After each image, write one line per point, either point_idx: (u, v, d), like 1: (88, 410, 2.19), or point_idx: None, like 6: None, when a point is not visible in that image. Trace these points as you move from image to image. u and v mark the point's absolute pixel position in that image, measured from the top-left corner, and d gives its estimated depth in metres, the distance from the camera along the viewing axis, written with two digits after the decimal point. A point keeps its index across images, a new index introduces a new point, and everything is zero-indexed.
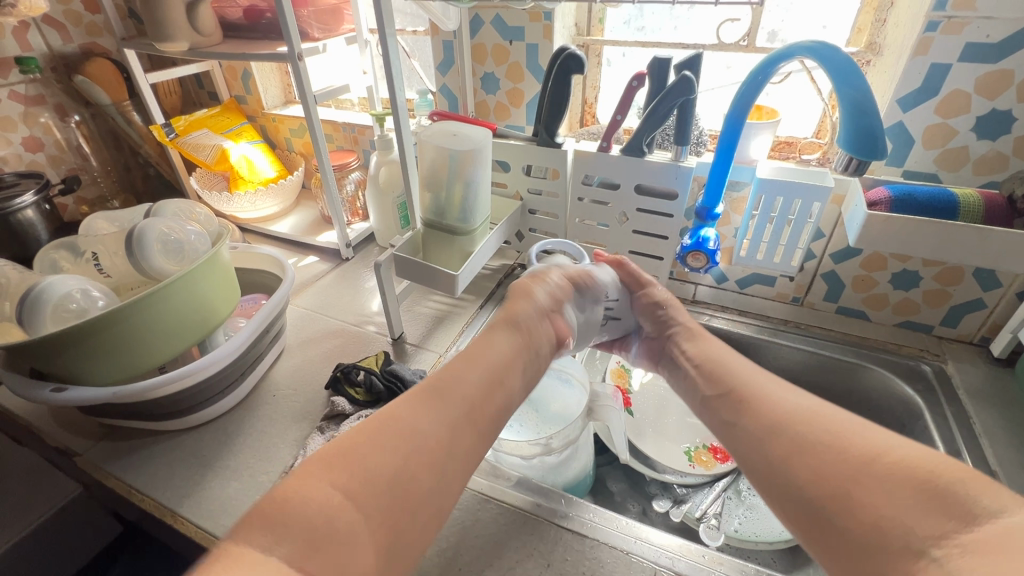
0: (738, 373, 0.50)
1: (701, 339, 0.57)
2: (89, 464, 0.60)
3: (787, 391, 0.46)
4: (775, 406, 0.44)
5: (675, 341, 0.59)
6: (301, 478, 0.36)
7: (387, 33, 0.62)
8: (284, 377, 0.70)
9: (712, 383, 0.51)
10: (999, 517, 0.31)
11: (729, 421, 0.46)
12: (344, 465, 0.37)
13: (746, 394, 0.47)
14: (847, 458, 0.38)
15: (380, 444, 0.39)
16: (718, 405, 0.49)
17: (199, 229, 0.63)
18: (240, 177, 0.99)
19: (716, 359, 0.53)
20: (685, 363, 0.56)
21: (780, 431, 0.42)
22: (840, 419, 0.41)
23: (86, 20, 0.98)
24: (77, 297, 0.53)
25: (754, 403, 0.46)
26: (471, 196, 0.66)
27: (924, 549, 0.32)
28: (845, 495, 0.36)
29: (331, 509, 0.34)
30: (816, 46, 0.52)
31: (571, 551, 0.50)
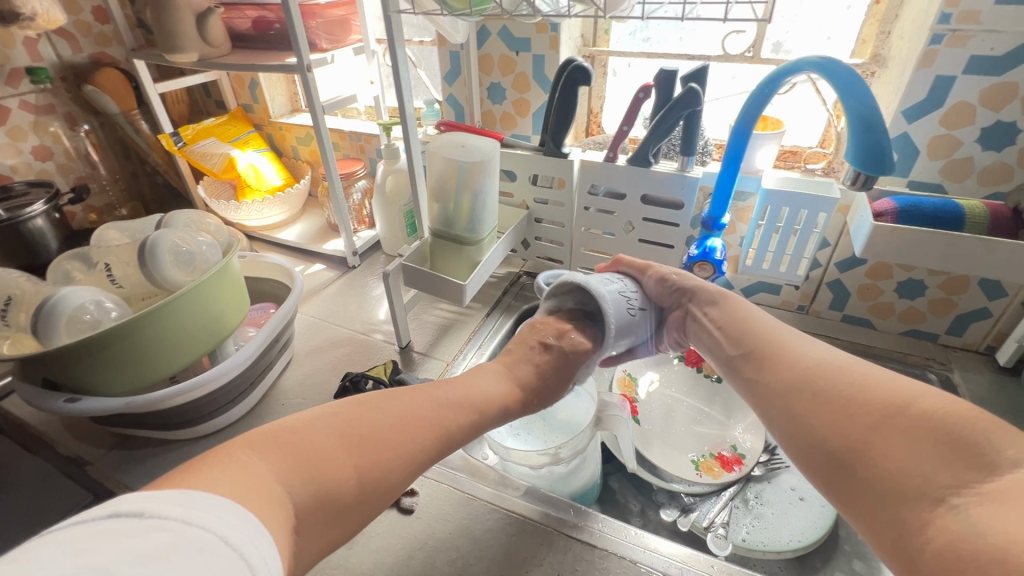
0: (764, 334, 0.50)
1: (724, 301, 0.57)
2: (101, 474, 0.61)
3: (816, 347, 0.46)
4: (798, 362, 0.45)
5: (694, 309, 0.59)
6: (319, 434, 0.36)
7: (397, 45, 0.63)
8: (293, 386, 0.71)
9: (737, 344, 0.51)
10: (1022, 468, 0.30)
11: (754, 378, 0.48)
12: (355, 435, 0.37)
13: (771, 352, 0.48)
14: (870, 407, 0.37)
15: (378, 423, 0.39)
16: (744, 365, 0.49)
17: (211, 241, 0.64)
18: (248, 186, 1.00)
19: (739, 322, 0.53)
20: (708, 326, 0.56)
21: (803, 386, 0.43)
22: (866, 370, 0.41)
23: (95, 30, 1.00)
24: (91, 308, 0.54)
25: (778, 358, 0.47)
26: (479, 206, 0.67)
27: (943, 497, 0.32)
28: (865, 445, 0.36)
29: (339, 478, 0.34)
30: (822, 62, 0.53)
31: (580, 561, 0.51)
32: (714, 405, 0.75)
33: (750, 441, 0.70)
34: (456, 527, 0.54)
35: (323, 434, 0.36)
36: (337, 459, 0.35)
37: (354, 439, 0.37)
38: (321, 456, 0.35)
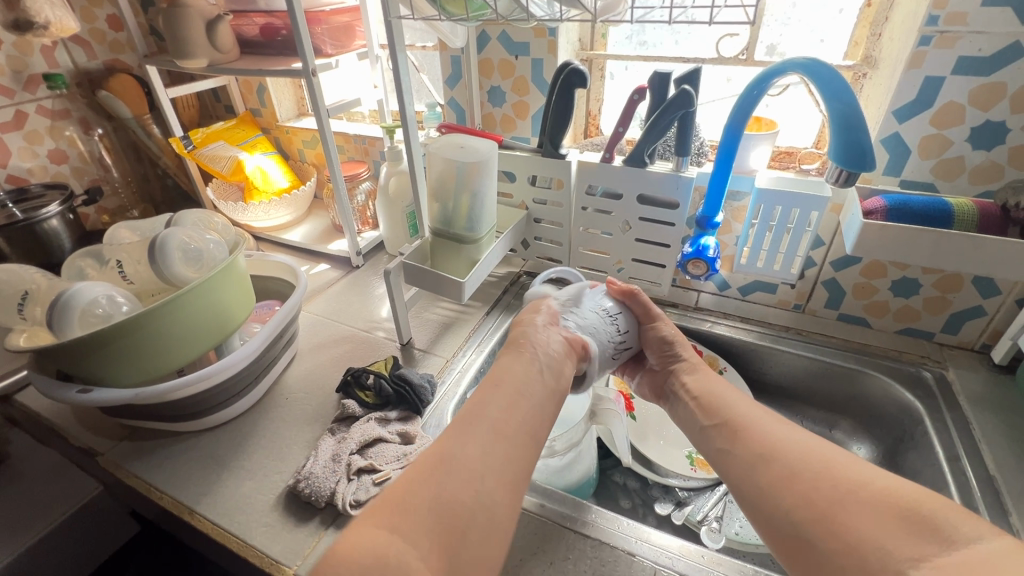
0: (733, 406, 0.53)
1: (702, 371, 0.60)
2: (110, 463, 0.62)
3: (782, 425, 0.49)
4: (764, 438, 0.47)
5: (676, 377, 0.61)
6: (373, 518, 0.38)
7: (398, 49, 0.65)
8: (296, 381, 0.73)
9: (709, 414, 0.54)
10: (975, 543, 0.34)
11: (723, 449, 0.50)
12: (392, 504, 0.39)
13: (739, 424, 0.50)
14: (835, 484, 0.40)
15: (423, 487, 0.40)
16: (714, 436, 0.52)
17: (218, 238, 0.66)
18: (255, 187, 1.02)
19: (713, 392, 0.56)
20: (686, 397, 0.58)
21: (772, 460, 0.45)
22: (827, 452, 0.44)
23: (109, 37, 1.03)
24: (103, 303, 0.56)
25: (747, 433, 0.49)
26: (477, 205, 0.68)
27: (903, 569, 0.34)
28: (831, 519, 0.39)
29: (387, 543, 0.36)
30: (808, 63, 0.54)
31: (573, 550, 0.52)
32: None
33: None
34: None
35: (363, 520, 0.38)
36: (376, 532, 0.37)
37: (401, 513, 0.38)
38: (363, 551, 0.35)
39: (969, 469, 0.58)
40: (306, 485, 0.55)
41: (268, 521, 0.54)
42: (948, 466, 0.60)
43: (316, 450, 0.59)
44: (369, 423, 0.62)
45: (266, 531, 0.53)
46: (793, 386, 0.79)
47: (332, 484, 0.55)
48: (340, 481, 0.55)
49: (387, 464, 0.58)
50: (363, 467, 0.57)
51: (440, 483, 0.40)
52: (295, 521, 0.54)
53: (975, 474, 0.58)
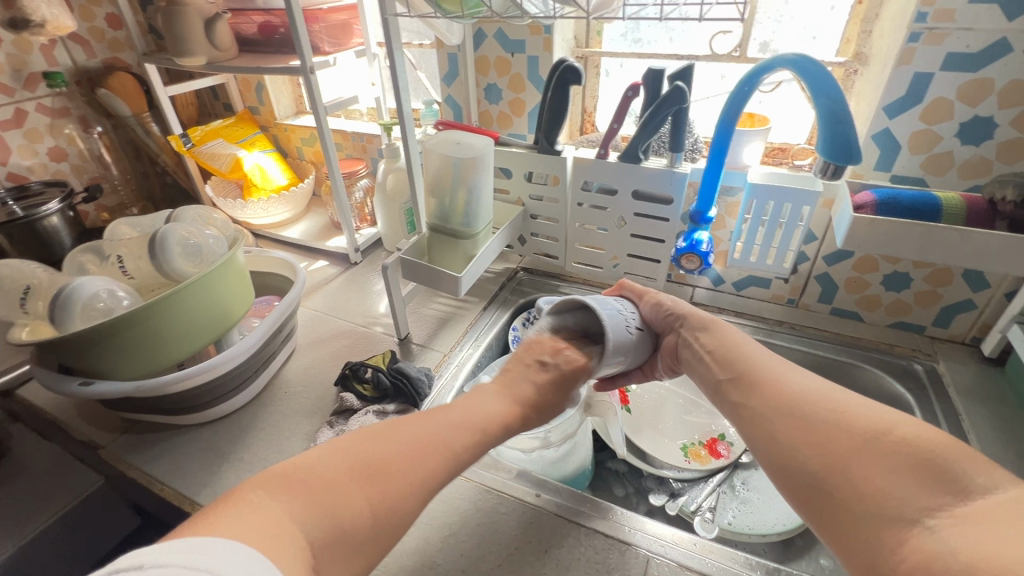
0: (749, 357, 0.50)
1: (712, 324, 0.57)
2: (111, 456, 0.63)
3: (797, 374, 0.46)
4: (782, 391, 0.45)
5: (688, 333, 0.58)
6: (342, 465, 0.37)
7: (394, 46, 0.65)
8: (295, 375, 0.73)
9: (725, 367, 0.51)
10: (992, 493, 0.32)
11: (741, 404, 0.47)
12: (374, 471, 0.38)
13: (758, 378, 0.48)
14: (852, 433, 0.38)
15: (394, 446, 0.40)
16: (731, 390, 0.49)
17: (217, 234, 0.67)
18: (254, 185, 1.03)
19: (732, 345, 0.53)
20: (700, 354, 0.55)
21: (788, 412, 0.43)
22: (844, 400, 0.42)
23: (108, 36, 1.04)
24: (104, 297, 0.57)
25: (766, 386, 0.46)
26: (474, 201, 0.69)
27: (918, 518, 0.33)
28: (844, 468, 0.37)
29: (355, 513, 0.35)
30: (796, 59, 0.55)
31: (567, 539, 0.53)
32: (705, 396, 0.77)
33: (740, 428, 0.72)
34: (450, 507, 0.56)
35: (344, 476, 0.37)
36: (350, 494, 0.36)
37: (369, 471, 0.38)
38: (336, 505, 0.35)
39: None
40: None
41: None
42: None
43: (315, 442, 0.60)
44: (366, 415, 0.63)
45: None
46: None
47: None
48: None
49: None
50: None
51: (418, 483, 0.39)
52: None
53: None
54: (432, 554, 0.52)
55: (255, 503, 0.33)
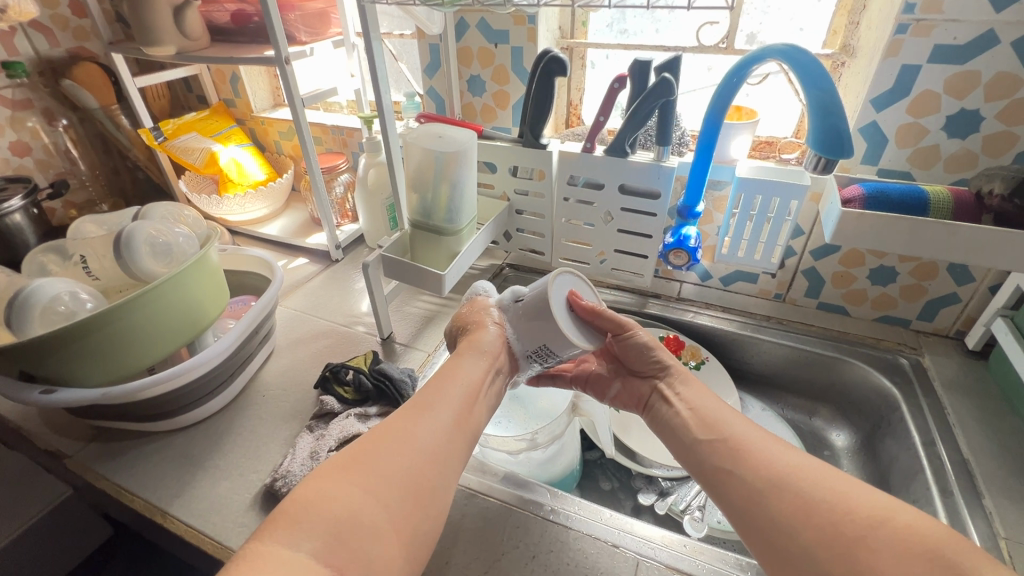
0: (732, 421, 0.48)
1: (691, 382, 0.54)
2: (78, 466, 0.60)
3: (784, 446, 0.44)
4: (771, 461, 0.43)
5: (668, 384, 0.55)
6: (340, 474, 0.39)
7: (372, 36, 0.63)
8: (273, 378, 0.71)
9: (706, 429, 0.48)
10: None
11: (722, 469, 0.44)
12: (360, 468, 0.40)
13: (744, 444, 0.45)
14: (854, 518, 0.37)
15: (382, 446, 0.42)
16: (711, 453, 0.46)
17: (188, 232, 0.64)
18: (230, 180, 0.99)
19: (708, 407, 0.50)
20: (680, 410, 0.51)
21: (781, 487, 0.41)
22: (840, 479, 0.40)
23: (72, 24, 0.98)
24: (66, 300, 0.54)
25: (750, 453, 0.44)
26: (457, 197, 0.67)
27: None
28: (850, 555, 0.35)
29: (357, 509, 0.37)
30: (786, 50, 0.54)
31: (555, 543, 0.51)
32: None
33: None
34: None
35: (329, 485, 0.38)
36: (346, 496, 0.38)
37: (368, 473, 0.40)
38: (335, 509, 0.37)
39: (944, 454, 0.59)
40: (283, 483, 0.54)
41: (244, 522, 0.53)
42: (924, 451, 0.60)
43: (293, 448, 0.58)
44: (348, 419, 0.61)
45: (242, 531, 0.52)
46: (774, 374, 0.80)
47: None
48: None
49: None
50: None
51: (405, 461, 0.41)
52: None
53: (950, 458, 0.59)
54: None
55: (248, 548, 0.34)
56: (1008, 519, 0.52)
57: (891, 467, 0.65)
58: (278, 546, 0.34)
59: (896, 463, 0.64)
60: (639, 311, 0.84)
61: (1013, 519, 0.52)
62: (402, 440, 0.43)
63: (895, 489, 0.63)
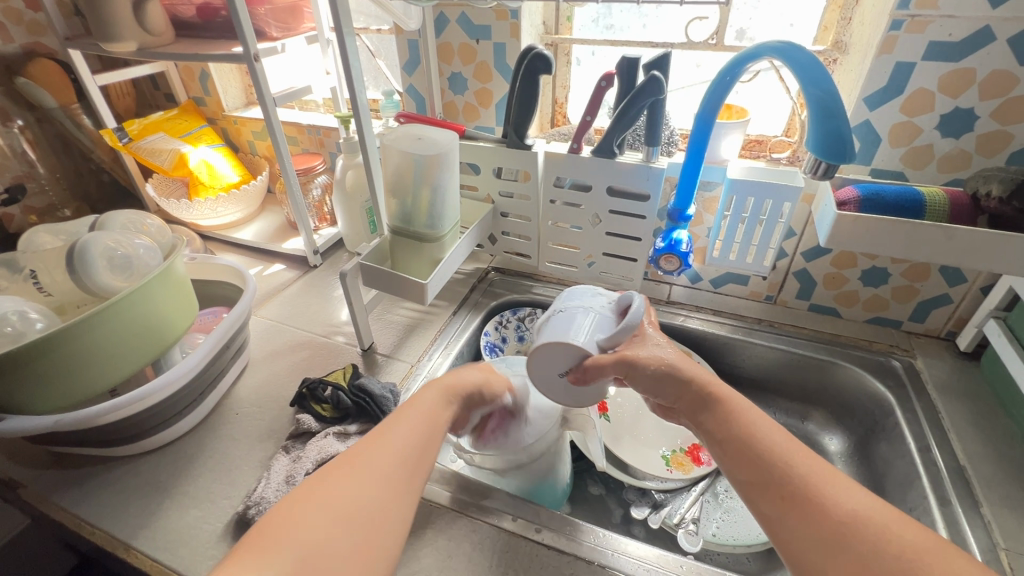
0: (773, 449, 0.41)
1: (717, 398, 0.46)
2: (34, 496, 0.56)
3: (841, 483, 0.38)
4: (829, 513, 0.36)
5: (689, 406, 0.48)
6: (321, 484, 0.37)
7: (345, 31, 0.59)
8: (247, 394, 0.67)
9: (748, 464, 0.41)
10: None
11: (771, 518, 0.39)
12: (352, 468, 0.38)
13: (796, 484, 0.39)
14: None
15: (317, 508, 0.35)
16: (756, 497, 0.40)
17: (150, 243, 0.60)
18: (200, 183, 0.94)
19: (741, 430, 0.43)
20: (712, 439, 0.45)
21: (848, 542, 0.35)
22: (905, 529, 0.35)
23: (26, 18, 0.92)
24: (13, 320, 0.50)
25: (802, 499, 0.38)
26: (439, 201, 0.64)
27: None
28: None
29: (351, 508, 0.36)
30: (783, 47, 0.51)
31: (548, 568, 0.49)
32: None
33: None
34: (418, 537, 0.52)
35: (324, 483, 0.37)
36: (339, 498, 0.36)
37: (317, 514, 0.35)
38: (331, 509, 0.35)
39: (941, 460, 0.58)
40: (257, 512, 0.50)
41: (215, 554, 0.50)
42: (920, 457, 0.59)
43: (268, 472, 0.55)
44: (326, 439, 0.58)
45: (213, 565, 0.49)
46: (766, 378, 0.78)
47: None
48: None
49: None
50: None
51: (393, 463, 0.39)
52: None
53: (947, 465, 0.58)
54: None
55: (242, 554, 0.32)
56: (1008, 529, 0.51)
57: (886, 474, 0.64)
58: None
59: (891, 470, 0.63)
60: None
61: (1012, 528, 0.51)
62: (342, 497, 0.36)
63: (891, 497, 0.61)
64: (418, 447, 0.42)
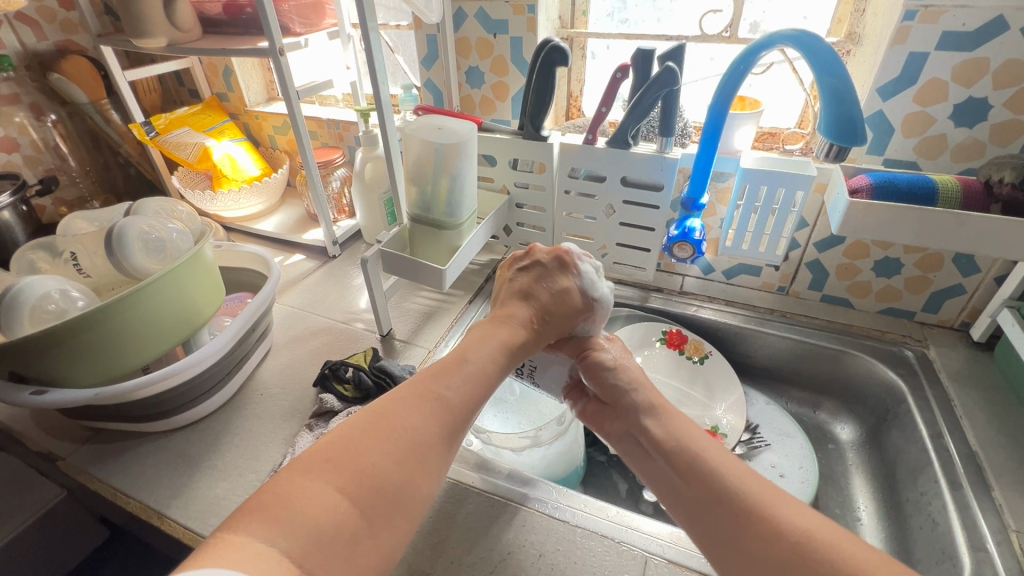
0: (723, 468, 0.42)
1: (665, 417, 0.49)
2: (72, 468, 0.59)
3: (786, 501, 0.39)
4: (782, 530, 0.37)
5: (635, 420, 0.50)
6: (399, 406, 0.40)
7: (370, 26, 0.61)
8: (271, 376, 0.70)
9: (695, 479, 0.42)
10: None
11: (724, 535, 0.39)
12: (428, 397, 0.42)
13: (746, 501, 0.39)
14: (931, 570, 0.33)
15: (377, 437, 0.38)
16: (707, 513, 0.40)
17: (182, 228, 0.62)
18: (223, 175, 0.97)
19: (693, 448, 0.45)
20: (661, 455, 0.46)
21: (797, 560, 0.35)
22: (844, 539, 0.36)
23: (60, 16, 0.95)
24: (56, 298, 0.52)
25: (756, 514, 0.38)
26: (458, 189, 0.66)
27: None
28: None
29: (418, 428, 0.40)
30: (797, 35, 0.53)
31: (562, 541, 0.50)
32: (696, 386, 0.75)
33: (732, 419, 0.71)
34: (437, 510, 0.53)
35: (403, 403, 0.41)
36: (412, 417, 0.40)
37: (386, 431, 0.38)
38: (405, 426, 0.39)
39: (952, 446, 0.58)
40: None
41: None
42: (931, 443, 0.60)
43: (294, 447, 0.57)
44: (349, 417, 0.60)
45: None
46: (777, 368, 0.79)
47: None
48: None
49: None
50: None
51: (458, 400, 0.43)
52: None
53: (959, 451, 0.58)
54: (419, 560, 0.49)
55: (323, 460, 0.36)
56: (1018, 512, 0.52)
57: (897, 461, 0.64)
58: (254, 541, 0.31)
59: (902, 457, 0.64)
60: (641, 306, 0.84)
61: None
62: (394, 431, 0.39)
63: (902, 483, 0.62)
64: (470, 400, 0.44)
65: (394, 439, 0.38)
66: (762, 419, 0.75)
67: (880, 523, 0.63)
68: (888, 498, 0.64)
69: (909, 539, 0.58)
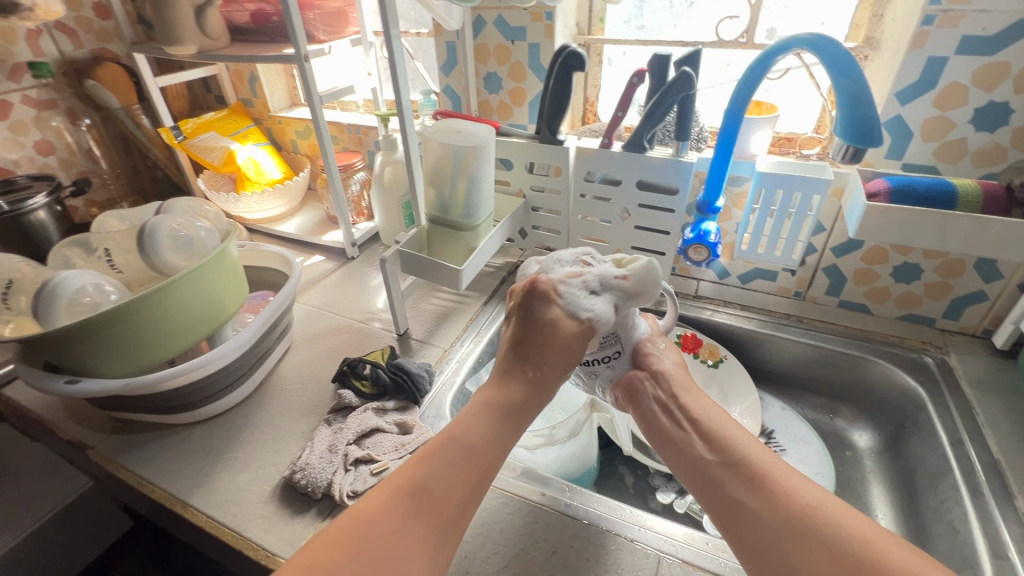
0: (743, 441, 0.44)
1: (694, 392, 0.50)
2: (100, 456, 0.61)
3: (800, 478, 0.41)
4: (797, 499, 0.38)
5: (664, 385, 0.51)
6: (380, 506, 0.38)
7: (393, 34, 0.63)
8: (291, 372, 0.71)
9: (715, 448, 0.44)
10: None
11: (737, 500, 0.41)
12: (413, 493, 0.39)
13: (763, 473, 0.41)
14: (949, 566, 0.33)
15: (347, 549, 0.35)
16: (725, 480, 0.42)
17: (209, 226, 0.64)
18: (248, 178, 1.00)
19: (715, 421, 0.47)
20: (685, 421, 0.48)
21: (805, 529, 0.37)
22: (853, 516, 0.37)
23: (96, 25, 0.99)
24: (90, 291, 0.55)
25: (771, 483, 0.40)
26: (475, 192, 0.67)
27: None
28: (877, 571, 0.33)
29: (402, 530, 0.37)
30: (812, 39, 0.53)
31: (576, 539, 0.51)
32: (711, 389, 0.75)
33: (747, 422, 0.70)
34: None
35: (385, 504, 0.38)
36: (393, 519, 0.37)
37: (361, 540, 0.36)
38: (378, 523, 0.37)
39: (972, 453, 0.58)
40: (302, 476, 0.54)
41: (264, 513, 0.53)
42: (952, 451, 0.59)
43: (311, 441, 0.58)
44: (365, 414, 0.61)
45: (262, 523, 0.52)
46: (793, 374, 0.79)
47: (328, 475, 0.54)
48: (337, 471, 0.54)
49: (385, 454, 0.57)
50: (361, 458, 0.56)
51: (445, 497, 0.39)
52: (290, 512, 0.53)
53: (980, 459, 0.57)
54: None
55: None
56: None
57: (916, 469, 0.64)
58: None
59: (923, 465, 0.63)
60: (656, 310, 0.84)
61: None
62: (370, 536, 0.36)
63: (922, 491, 0.61)
64: (464, 491, 0.40)
65: (371, 547, 0.35)
66: (777, 424, 0.74)
67: (898, 532, 0.62)
68: (907, 505, 0.63)
69: (929, 547, 0.57)
